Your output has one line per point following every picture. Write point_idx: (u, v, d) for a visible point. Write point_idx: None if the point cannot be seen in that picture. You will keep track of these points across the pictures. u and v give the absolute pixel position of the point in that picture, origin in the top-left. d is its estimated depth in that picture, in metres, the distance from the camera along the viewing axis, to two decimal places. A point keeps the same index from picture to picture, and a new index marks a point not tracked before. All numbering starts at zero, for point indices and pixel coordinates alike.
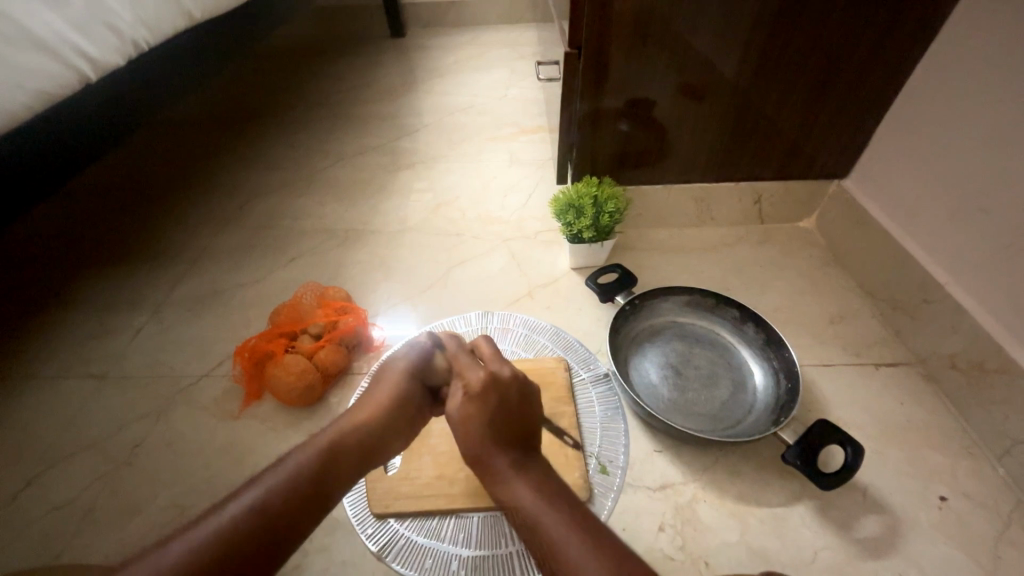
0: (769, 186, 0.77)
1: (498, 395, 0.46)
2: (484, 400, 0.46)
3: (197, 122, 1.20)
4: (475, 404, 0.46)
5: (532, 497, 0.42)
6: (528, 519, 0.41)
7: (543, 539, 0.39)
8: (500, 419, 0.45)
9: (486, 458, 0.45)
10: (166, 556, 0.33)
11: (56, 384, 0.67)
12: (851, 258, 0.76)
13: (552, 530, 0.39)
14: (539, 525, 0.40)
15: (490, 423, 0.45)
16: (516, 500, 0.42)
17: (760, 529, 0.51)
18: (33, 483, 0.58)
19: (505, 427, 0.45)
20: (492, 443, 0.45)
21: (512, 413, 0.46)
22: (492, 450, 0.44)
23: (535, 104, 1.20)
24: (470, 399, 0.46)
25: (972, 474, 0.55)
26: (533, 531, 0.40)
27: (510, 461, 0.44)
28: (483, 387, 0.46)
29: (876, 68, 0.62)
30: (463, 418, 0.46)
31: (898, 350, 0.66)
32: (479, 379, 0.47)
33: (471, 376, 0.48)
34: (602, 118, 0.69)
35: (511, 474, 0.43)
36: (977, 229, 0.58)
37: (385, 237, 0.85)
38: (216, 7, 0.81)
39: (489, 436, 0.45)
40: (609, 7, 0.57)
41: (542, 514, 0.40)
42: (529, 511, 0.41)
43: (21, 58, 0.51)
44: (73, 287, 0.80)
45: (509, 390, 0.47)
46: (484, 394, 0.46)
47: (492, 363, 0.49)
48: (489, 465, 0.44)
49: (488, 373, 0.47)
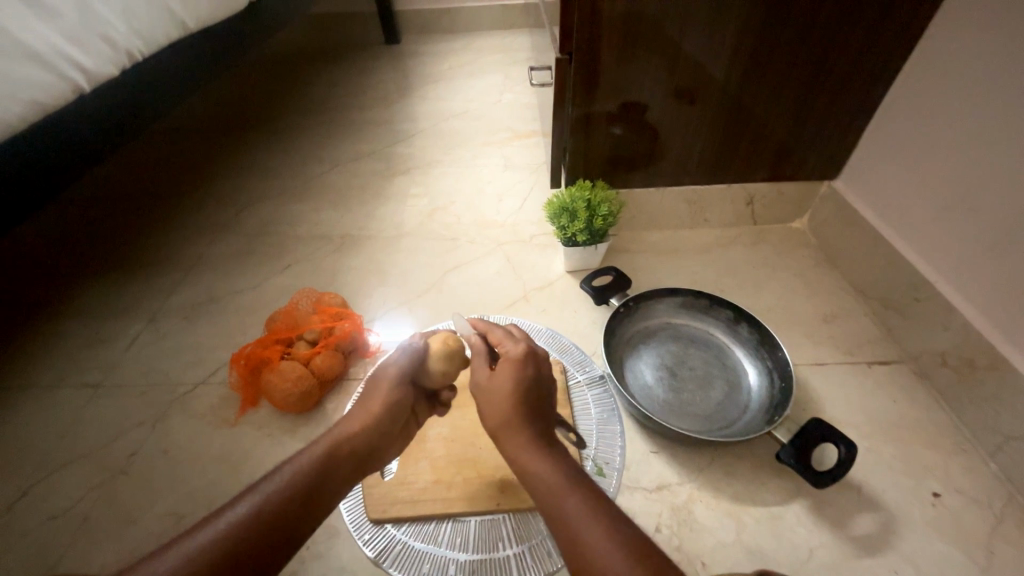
0: (760, 188, 0.78)
1: (535, 368, 0.47)
2: (522, 368, 0.46)
3: (192, 130, 1.20)
4: (512, 370, 0.46)
5: (557, 473, 0.40)
6: (550, 495, 0.39)
7: (564, 516, 0.37)
8: (532, 390, 0.45)
9: (511, 427, 0.43)
10: (163, 563, 0.33)
11: (51, 393, 0.67)
12: (843, 258, 0.76)
13: (575, 507, 0.37)
14: (562, 501, 0.38)
15: (524, 391, 0.45)
16: (538, 470, 0.40)
17: (756, 528, 0.51)
18: (28, 493, 0.57)
19: (534, 401, 0.45)
20: (524, 411, 0.44)
21: (541, 389, 0.46)
22: (521, 419, 0.43)
23: (529, 108, 1.20)
24: (507, 366, 0.46)
25: (965, 470, 0.55)
26: (555, 508, 0.38)
27: (537, 434, 0.43)
28: (523, 357, 0.47)
29: (863, 70, 0.63)
30: (496, 383, 0.45)
31: (890, 348, 0.67)
32: (519, 349, 0.48)
33: (510, 347, 0.48)
34: (594, 121, 0.69)
35: (536, 448, 0.42)
36: (966, 227, 0.58)
37: (380, 243, 0.86)
38: (210, 17, 0.81)
39: (522, 405, 0.44)
40: (598, 15, 0.57)
41: (566, 491, 0.39)
42: (552, 487, 0.39)
43: (15, 70, 0.51)
44: (68, 296, 0.80)
45: (543, 366, 0.48)
46: (522, 362, 0.47)
47: (526, 340, 0.51)
48: (515, 434, 0.43)
49: (527, 347, 0.48)
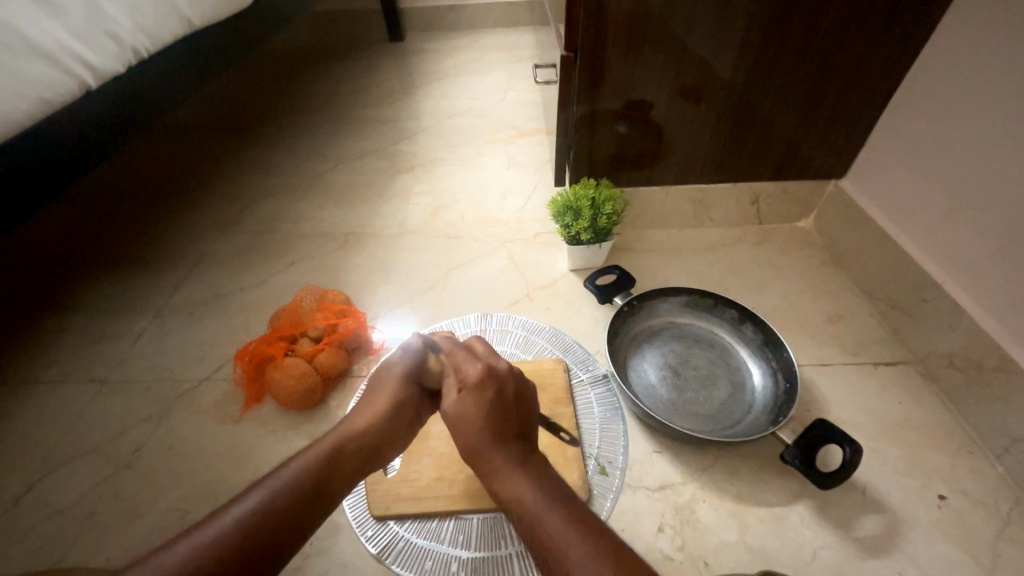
0: (766, 187, 0.78)
1: (495, 389, 0.46)
2: (481, 393, 0.45)
3: (197, 127, 1.20)
4: (474, 396, 0.45)
5: (534, 496, 0.40)
6: (528, 521, 0.40)
7: (542, 540, 0.38)
8: (496, 413, 0.45)
9: (483, 455, 0.43)
10: (169, 558, 0.33)
11: (58, 389, 0.67)
12: (849, 258, 0.76)
13: (553, 530, 0.38)
14: (540, 526, 0.39)
15: (488, 417, 0.44)
16: (515, 496, 0.41)
17: (759, 528, 0.51)
18: (35, 487, 0.58)
19: (501, 423, 0.44)
20: (491, 438, 0.43)
21: (509, 408, 0.46)
22: (492, 446, 0.43)
23: (534, 106, 1.20)
24: (467, 393, 0.46)
25: (971, 472, 0.55)
26: (535, 533, 0.39)
27: (511, 457, 0.43)
28: (480, 380, 0.46)
29: (871, 68, 0.62)
30: (460, 413, 0.45)
31: (896, 348, 0.66)
32: (476, 372, 0.47)
33: (468, 370, 0.47)
34: (599, 119, 0.69)
35: (511, 473, 0.42)
36: (974, 227, 0.58)
37: (384, 240, 0.86)
38: (215, 14, 0.81)
39: (489, 430, 0.44)
40: (603, 12, 0.57)
41: (543, 514, 0.39)
42: (530, 512, 0.40)
43: (22, 66, 0.51)
44: (75, 292, 0.81)
45: (507, 384, 0.47)
46: (480, 387, 0.46)
47: (489, 357, 0.49)
48: (489, 462, 0.43)
49: (485, 367, 0.47)
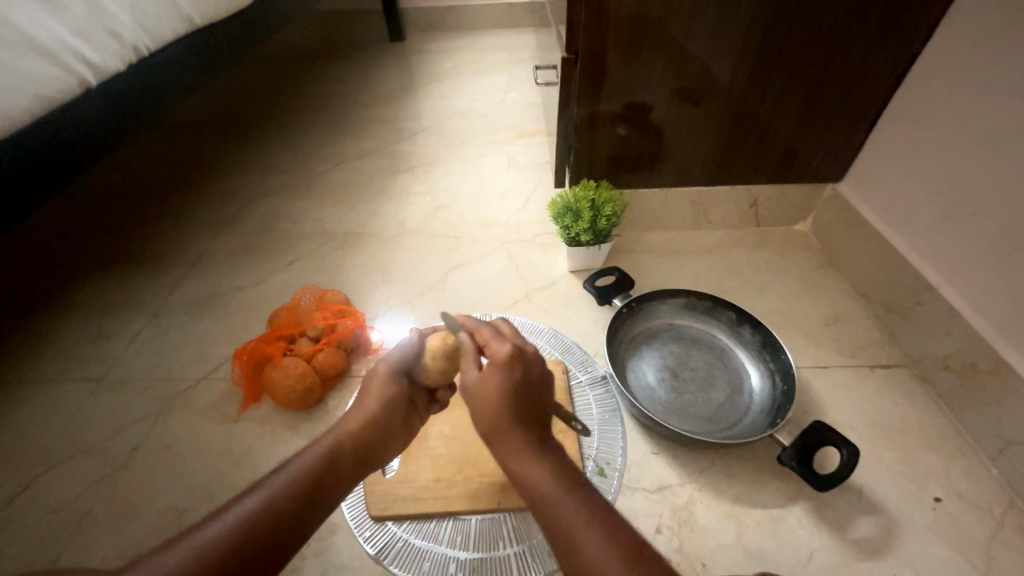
0: (764, 190, 0.78)
1: (523, 369, 0.44)
2: (510, 370, 0.43)
3: (195, 126, 1.20)
4: (501, 373, 0.43)
5: (554, 482, 0.39)
6: (547, 505, 0.38)
7: (563, 527, 0.37)
8: (522, 394, 0.43)
9: (505, 435, 0.41)
10: (172, 558, 0.33)
11: (53, 387, 0.67)
12: (846, 261, 0.76)
13: (574, 517, 0.37)
14: (559, 511, 0.38)
15: (514, 397, 0.42)
16: (534, 479, 0.40)
17: (756, 530, 0.51)
18: (29, 487, 0.57)
19: (527, 404, 0.43)
20: (515, 419, 0.42)
21: (534, 390, 0.44)
22: (514, 426, 0.41)
23: (534, 107, 1.20)
24: (495, 369, 0.43)
25: (965, 474, 0.55)
26: (552, 518, 0.38)
27: (531, 441, 0.41)
28: (511, 359, 0.44)
29: (869, 74, 0.63)
30: (488, 388, 0.42)
31: (892, 352, 0.67)
32: (507, 350, 0.44)
33: (497, 347, 0.45)
34: (599, 122, 0.69)
35: (532, 456, 0.41)
36: (969, 232, 0.58)
37: (384, 240, 0.86)
38: (215, 12, 0.81)
39: (513, 411, 0.42)
40: (605, 14, 0.57)
41: (564, 500, 0.38)
42: (549, 497, 0.39)
43: (22, 62, 0.51)
44: (71, 290, 0.80)
45: (533, 367, 0.45)
46: (511, 364, 0.43)
47: (514, 338, 0.47)
48: (509, 443, 0.41)
49: (514, 347, 0.45)
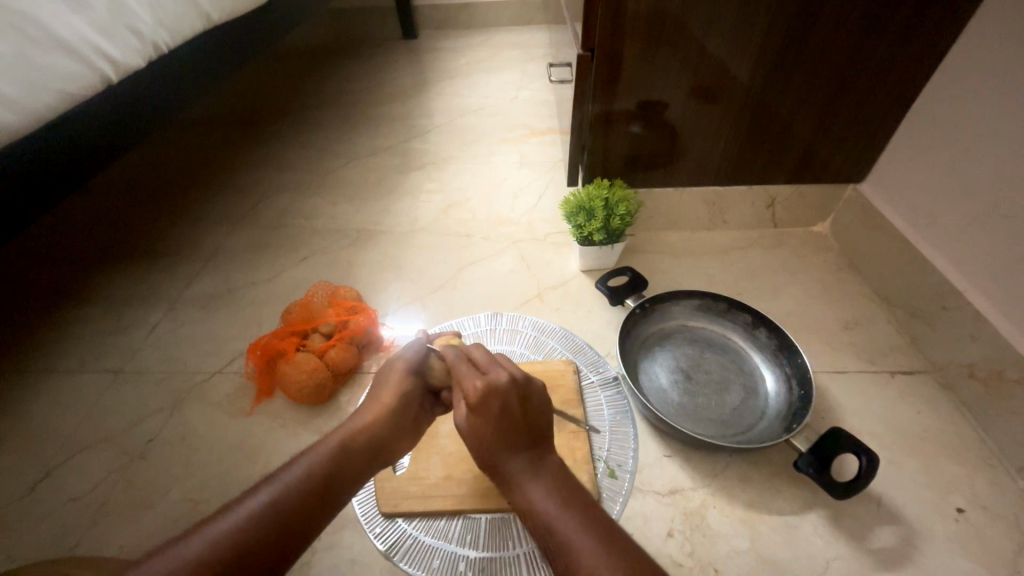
0: (782, 190, 0.77)
1: (500, 402, 0.43)
2: (484, 411, 0.43)
3: (212, 122, 1.21)
4: (479, 416, 0.43)
5: (550, 504, 0.40)
6: (545, 527, 0.39)
7: (561, 549, 0.37)
8: (505, 426, 0.43)
9: (500, 465, 0.43)
10: (187, 550, 0.33)
11: (73, 378, 0.68)
12: (867, 264, 0.75)
13: (569, 539, 0.37)
14: (556, 534, 0.38)
15: (499, 432, 0.43)
16: (531, 504, 0.40)
17: (771, 537, 0.50)
18: (49, 475, 0.59)
19: (513, 433, 0.43)
20: (506, 449, 0.43)
21: (517, 418, 0.43)
22: (505, 457, 0.43)
23: (547, 105, 1.20)
24: (472, 410, 0.44)
25: (989, 485, 0.53)
26: (551, 539, 0.38)
27: (526, 465, 0.42)
28: (482, 399, 0.43)
29: (895, 71, 0.61)
30: (472, 429, 0.44)
31: (913, 358, 0.65)
32: (476, 390, 0.44)
33: (468, 387, 0.44)
34: (614, 119, 0.68)
35: (527, 480, 0.41)
36: (997, 235, 0.56)
37: (395, 237, 0.86)
38: (233, 9, 0.82)
39: (501, 443, 0.43)
40: (622, 10, 0.57)
41: (560, 522, 0.38)
42: (546, 520, 0.39)
43: (46, 60, 0.52)
44: (91, 283, 0.82)
45: (510, 398, 0.44)
46: (484, 404, 0.43)
47: (490, 366, 0.46)
48: (504, 473, 0.43)
49: (484, 382, 0.44)
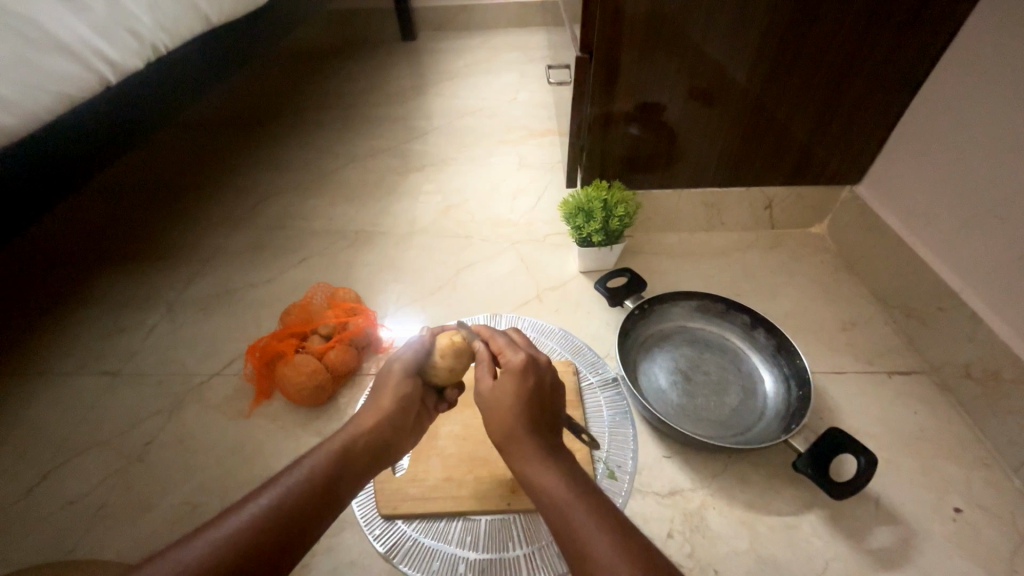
0: (780, 191, 0.77)
1: (536, 377, 0.46)
2: (522, 378, 0.45)
3: (210, 124, 1.21)
4: (513, 381, 0.45)
5: (564, 484, 0.39)
6: (557, 507, 0.38)
7: (577, 526, 0.36)
8: (534, 400, 0.44)
9: (515, 437, 0.42)
10: (188, 553, 0.33)
11: (70, 381, 0.68)
12: (864, 265, 0.75)
13: (584, 518, 0.37)
14: (569, 513, 0.37)
15: (526, 403, 0.44)
16: (543, 483, 0.39)
17: (770, 537, 0.50)
18: (46, 478, 0.58)
19: (537, 409, 0.44)
20: (526, 423, 0.43)
21: (545, 398, 0.45)
22: (525, 428, 0.42)
23: (545, 107, 1.20)
24: (509, 375, 0.45)
25: (986, 485, 0.54)
26: (564, 518, 0.37)
27: (541, 444, 0.42)
28: (524, 367, 0.46)
29: (892, 74, 0.61)
30: (500, 393, 0.44)
31: (910, 358, 0.65)
32: (521, 358, 0.47)
33: (512, 356, 0.47)
34: (612, 121, 0.69)
35: (541, 459, 0.41)
36: (993, 237, 0.57)
37: (394, 239, 0.86)
38: (231, 11, 0.82)
39: (524, 415, 0.43)
40: (621, 13, 0.57)
41: (574, 502, 0.38)
42: (560, 497, 0.38)
43: (45, 62, 0.52)
44: (89, 285, 0.82)
45: (546, 375, 0.47)
46: (524, 372, 0.46)
47: (528, 348, 0.50)
48: (519, 445, 0.42)
49: (528, 355, 0.47)
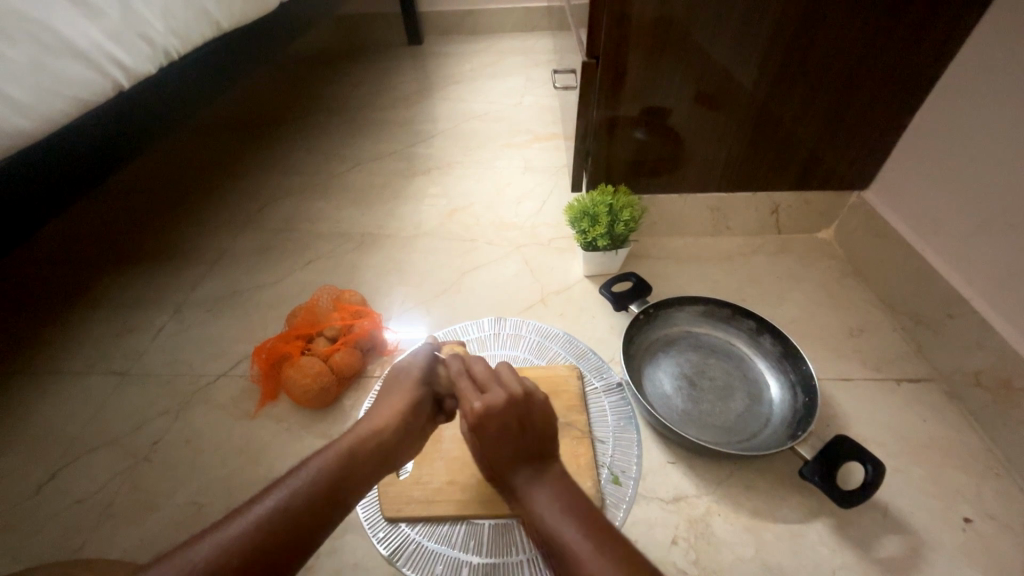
0: (786, 196, 0.77)
1: (496, 422, 0.44)
2: (483, 427, 0.44)
3: (219, 127, 1.22)
4: (478, 431, 0.45)
5: (553, 513, 0.40)
6: (548, 535, 0.40)
7: (564, 552, 0.38)
8: (503, 442, 0.44)
9: (503, 474, 0.44)
10: (197, 554, 0.33)
11: (78, 380, 0.69)
12: (872, 270, 0.74)
13: (572, 545, 0.38)
14: (558, 539, 0.39)
15: (497, 446, 0.44)
16: (535, 513, 0.41)
17: (776, 545, 0.50)
18: (55, 476, 0.59)
19: (514, 446, 0.44)
20: (508, 460, 0.44)
21: (519, 432, 0.45)
22: (507, 467, 0.44)
23: (551, 111, 1.20)
24: (471, 427, 0.45)
25: (996, 494, 0.53)
26: (555, 547, 0.39)
27: (529, 475, 0.43)
28: (479, 419, 0.44)
29: (900, 78, 0.61)
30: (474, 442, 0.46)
31: (919, 365, 0.65)
32: (474, 410, 0.45)
33: (468, 406, 0.46)
34: (618, 125, 0.69)
35: (531, 489, 0.43)
36: (1002, 243, 0.56)
37: (400, 241, 0.86)
38: (241, 16, 0.83)
39: (501, 456, 0.44)
40: (628, 19, 0.57)
41: (563, 530, 0.39)
42: (550, 525, 0.40)
43: (61, 67, 0.53)
44: (99, 285, 0.82)
45: (507, 416, 0.44)
46: (481, 423, 0.44)
47: (490, 382, 0.47)
48: (507, 481, 0.44)
49: (480, 404, 0.45)
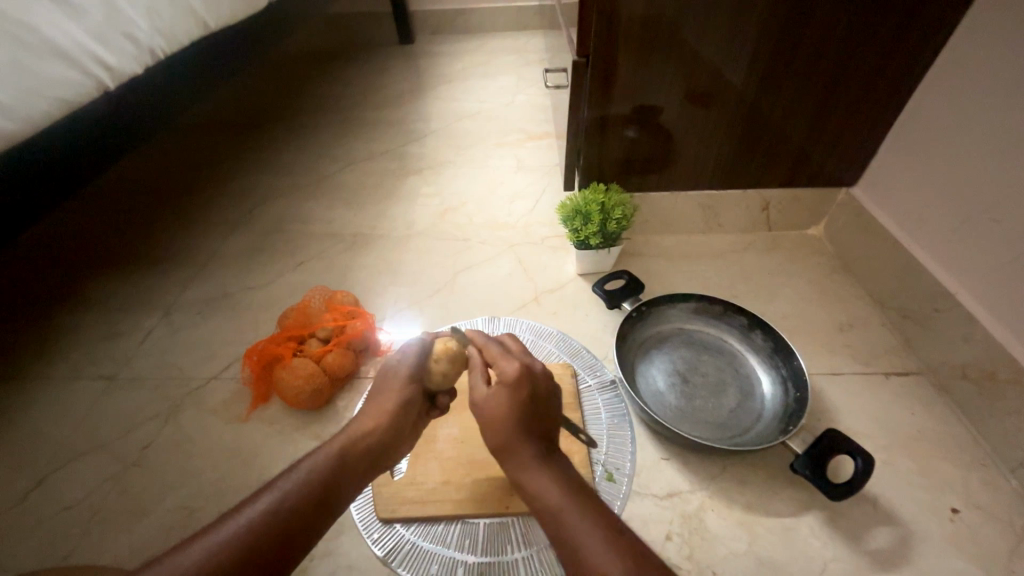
0: (776, 193, 0.77)
1: (532, 387, 0.45)
2: (517, 388, 0.44)
3: (208, 127, 1.21)
4: (508, 392, 0.44)
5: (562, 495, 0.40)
6: (555, 515, 0.39)
7: (572, 535, 0.37)
8: (529, 409, 0.44)
9: (512, 447, 0.43)
10: (187, 558, 0.33)
11: (66, 386, 0.68)
12: (861, 266, 0.75)
13: (579, 528, 0.37)
14: (566, 521, 0.38)
15: (521, 413, 0.43)
16: (541, 493, 0.40)
17: (769, 538, 0.50)
18: (43, 483, 0.58)
19: (533, 418, 0.44)
20: (522, 432, 0.43)
21: (541, 406, 0.45)
22: (518, 440, 0.43)
23: (543, 110, 1.20)
24: (502, 386, 0.44)
25: (983, 485, 0.54)
26: (560, 530, 0.38)
27: (540, 457, 0.42)
28: (519, 378, 0.44)
29: (885, 76, 0.62)
30: (494, 404, 0.44)
31: (907, 359, 0.66)
32: (515, 368, 0.45)
33: (505, 366, 0.46)
34: (609, 124, 0.69)
35: (538, 469, 0.42)
36: (987, 238, 0.57)
37: (392, 242, 0.86)
38: (228, 16, 0.82)
39: (518, 427, 0.43)
40: (616, 18, 0.57)
41: (571, 513, 0.39)
42: (557, 511, 0.39)
43: (43, 67, 0.52)
44: (86, 289, 0.81)
45: (541, 384, 0.46)
46: (519, 383, 0.44)
47: (523, 353, 0.48)
48: (514, 456, 0.43)
49: (523, 364, 0.46)
